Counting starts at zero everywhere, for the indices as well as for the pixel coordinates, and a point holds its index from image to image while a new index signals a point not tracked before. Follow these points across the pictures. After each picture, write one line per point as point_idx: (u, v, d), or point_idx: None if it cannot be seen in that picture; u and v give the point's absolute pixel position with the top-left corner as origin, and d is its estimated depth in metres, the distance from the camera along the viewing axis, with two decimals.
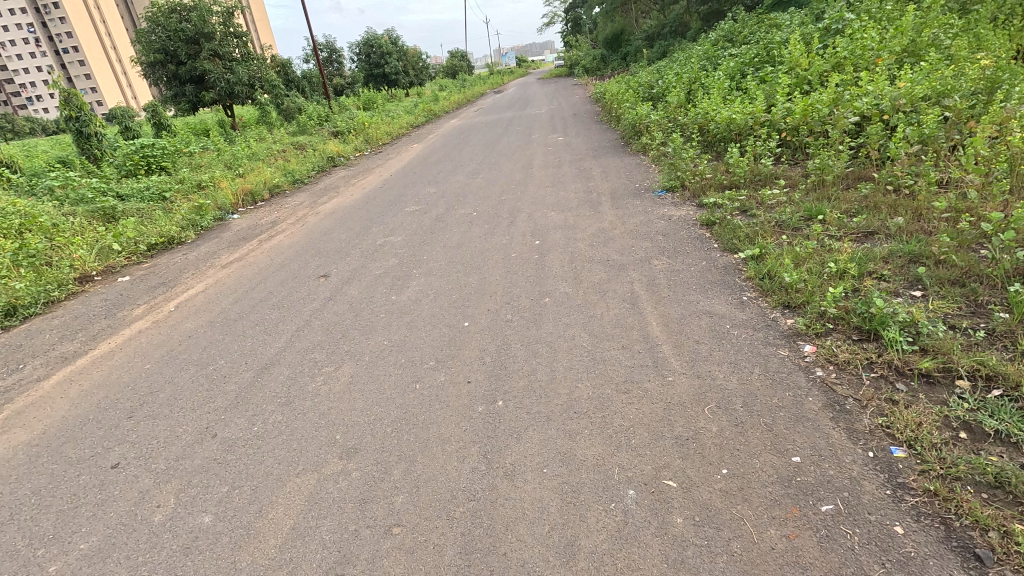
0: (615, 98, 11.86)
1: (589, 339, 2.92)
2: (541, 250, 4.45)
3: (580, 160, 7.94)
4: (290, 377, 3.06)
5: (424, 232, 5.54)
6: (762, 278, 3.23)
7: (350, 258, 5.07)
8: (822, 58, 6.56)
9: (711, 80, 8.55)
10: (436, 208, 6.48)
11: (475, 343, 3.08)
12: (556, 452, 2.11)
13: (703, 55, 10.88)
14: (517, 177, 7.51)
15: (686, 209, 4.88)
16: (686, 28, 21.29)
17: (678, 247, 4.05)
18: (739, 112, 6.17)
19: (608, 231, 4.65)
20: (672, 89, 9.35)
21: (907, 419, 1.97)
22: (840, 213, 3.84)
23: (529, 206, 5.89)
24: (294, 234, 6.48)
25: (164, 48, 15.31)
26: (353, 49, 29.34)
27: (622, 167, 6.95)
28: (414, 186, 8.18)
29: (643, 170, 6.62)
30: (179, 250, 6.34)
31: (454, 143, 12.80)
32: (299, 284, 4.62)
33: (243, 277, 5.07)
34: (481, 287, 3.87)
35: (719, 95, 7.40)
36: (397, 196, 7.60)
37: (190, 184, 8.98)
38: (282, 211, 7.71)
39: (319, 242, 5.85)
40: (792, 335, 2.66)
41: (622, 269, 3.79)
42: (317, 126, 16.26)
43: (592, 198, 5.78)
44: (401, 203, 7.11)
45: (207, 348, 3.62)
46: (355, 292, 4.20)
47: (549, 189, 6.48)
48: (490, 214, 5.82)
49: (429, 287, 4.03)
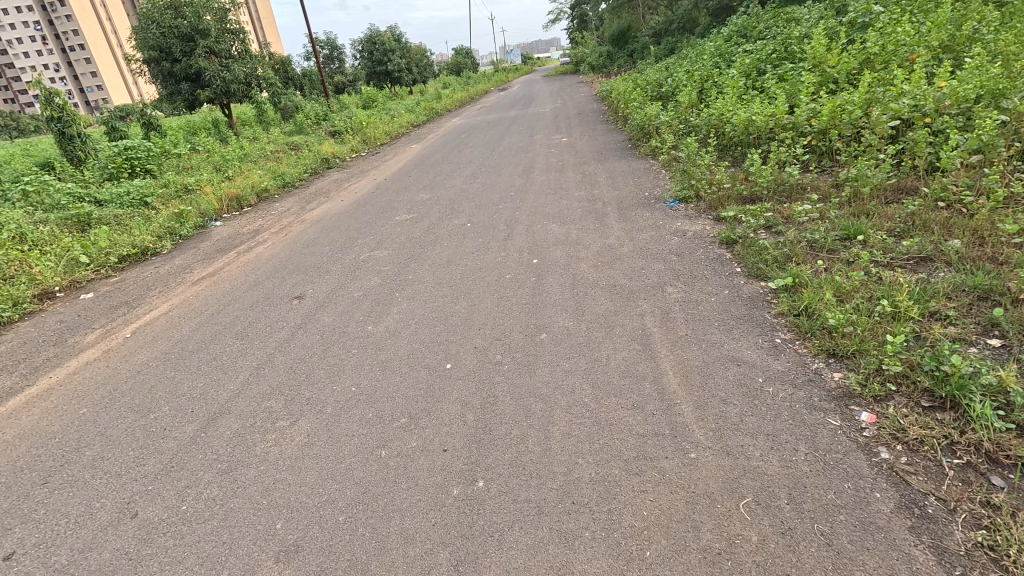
0: (622, 96, 11.35)
1: (591, 393, 2.43)
2: (540, 271, 3.95)
3: (585, 164, 7.42)
4: (238, 433, 2.58)
5: (413, 246, 5.06)
6: (799, 315, 2.73)
7: (329, 276, 4.59)
8: (848, 54, 6.03)
9: (725, 78, 8.03)
10: (429, 218, 6.00)
11: (457, 393, 2.59)
12: (548, 567, 1.63)
13: (715, 51, 10.32)
14: (517, 183, 7.01)
15: (701, 224, 4.38)
16: (694, 24, 20.72)
17: (694, 271, 3.55)
18: (759, 113, 5.66)
19: (615, 248, 4.15)
20: (683, 88, 8.83)
21: (1018, 540, 1.47)
22: (883, 233, 3.33)
23: (528, 217, 5.38)
24: (276, 245, 6.02)
25: (158, 45, 14.89)
26: (355, 47, 28.90)
27: (630, 173, 6.44)
28: (408, 191, 7.69)
29: (653, 176, 6.12)
30: (151, 263, 5.89)
31: (454, 143, 12.30)
32: (269, 307, 4.15)
33: (212, 297, 4.60)
34: (468, 317, 3.39)
35: (735, 94, 6.90)
36: (389, 203, 7.12)
37: (174, 188, 8.54)
38: (268, 219, 7.25)
39: (299, 256, 5.39)
40: (842, 395, 2.16)
41: (631, 298, 3.30)
42: (314, 126, 15.83)
43: (598, 208, 5.27)
44: (392, 211, 6.63)
45: (153, 389, 3.15)
46: (328, 320, 3.73)
47: (551, 197, 5.97)
48: (485, 226, 5.32)
49: (411, 315, 3.55)
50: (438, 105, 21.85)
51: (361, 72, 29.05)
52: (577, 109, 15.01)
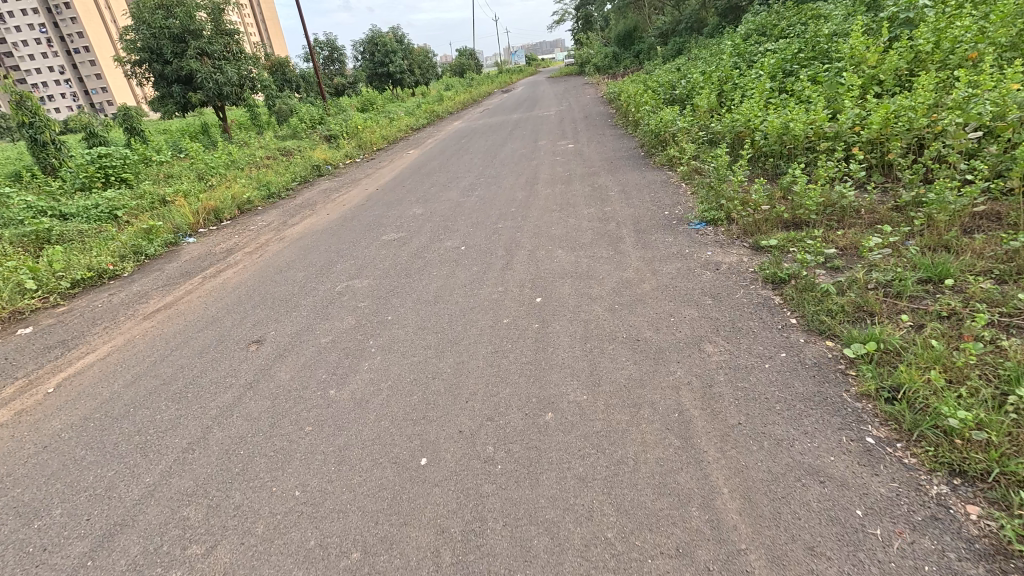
0: (632, 99, 10.68)
1: (615, 524, 1.74)
2: (544, 315, 3.26)
3: (594, 175, 6.72)
4: (133, 565, 1.90)
5: (397, 274, 4.38)
6: (894, 401, 2.03)
7: (297, 314, 3.92)
8: (894, 52, 5.35)
9: (747, 79, 7.35)
10: (419, 239, 5.31)
11: (431, 511, 1.91)
12: None
13: (733, 51, 9.63)
14: (519, 197, 6.31)
15: (736, 256, 3.68)
16: (703, 24, 19.99)
17: (737, 321, 2.84)
18: (795, 120, 4.98)
19: (635, 285, 3.46)
20: (700, 91, 8.13)
21: None
22: (980, 278, 2.64)
23: (531, 240, 4.70)
24: (247, 268, 5.35)
25: (148, 46, 14.29)
26: (356, 48, 28.36)
27: (646, 187, 5.74)
28: (399, 203, 7.03)
29: (671, 190, 5.44)
30: (108, 289, 5.24)
31: (454, 148, 11.65)
32: (221, 354, 3.47)
33: (160, 338, 3.93)
34: (454, 381, 2.70)
35: (762, 98, 6.22)
36: (378, 218, 6.45)
37: (148, 200, 7.91)
38: (244, 236, 6.59)
39: (270, 284, 4.72)
40: (993, 553, 1.46)
41: (659, 359, 2.60)
42: (309, 129, 15.21)
43: (610, 231, 4.58)
44: (380, 229, 5.95)
45: (53, 477, 2.48)
46: (285, 377, 3.05)
47: (557, 215, 5.28)
48: (481, 251, 4.63)
49: (384, 375, 2.87)
50: (438, 107, 21.17)
51: (361, 74, 28.42)
52: (583, 112, 14.30)
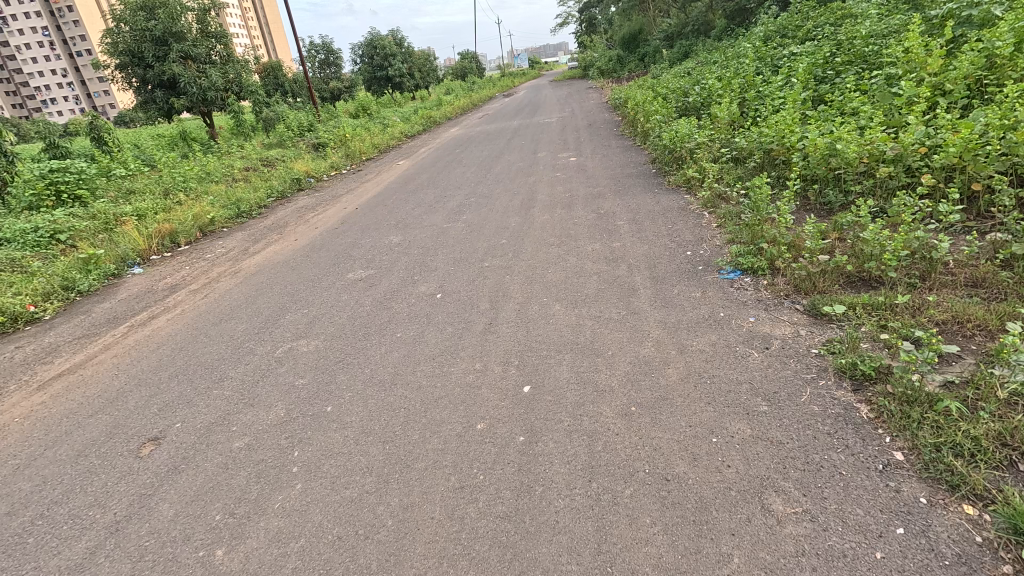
0: (641, 106, 9.81)
1: None
2: (533, 418, 2.37)
3: (599, 198, 5.84)
4: None
5: (355, 335, 3.51)
6: None
7: (218, 395, 3.04)
8: (960, 56, 4.48)
9: (773, 87, 6.49)
10: (389, 280, 4.43)
11: None
12: None
13: (753, 54, 8.74)
14: (511, 224, 5.43)
15: (789, 325, 2.78)
16: (710, 26, 19.11)
17: (810, 450, 1.95)
18: (845, 140, 4.10)
19: (656, 371, 2.57)
20: (718, 100, 7.27)
21: None
22: None
23: (522, 288, 3.81)
24: (184, 314, 4.47)
25: (128, 49, 13.48)
26: (353, 52, 27.60)
27: (660, 217, 4.84)
28: (377, 228, 6.15)
29: (691, 222, 4.56)
30: (16, 340, 4.35)
31: (447, 159, 10.80)
32: (99, 460, 2.60)
33: (42, 423, 3.05)
34: (394, 547, 1.82)
35: (797, 110, 5.33)
36: (349, 248, 5.57)
37: (99, 222, 7.07)
38: (196, 268, 5.72)
39: (202, 341, 3.84)
40: None
41: (702, 526, 1.70)
42: (297, 137, 14.40)
43: (621, 279, 3.68)
44: (348, 264, 5.07)
45: None
46: (167, 515, 2.16)
47: (555, 253, 4.38)
48: (461, 301, 3.75)
49: (298, 525, 1.99)
50: (435, 113, 20.33)
51: (360, 78, 27.65)
52: (586, 120, 13.39)
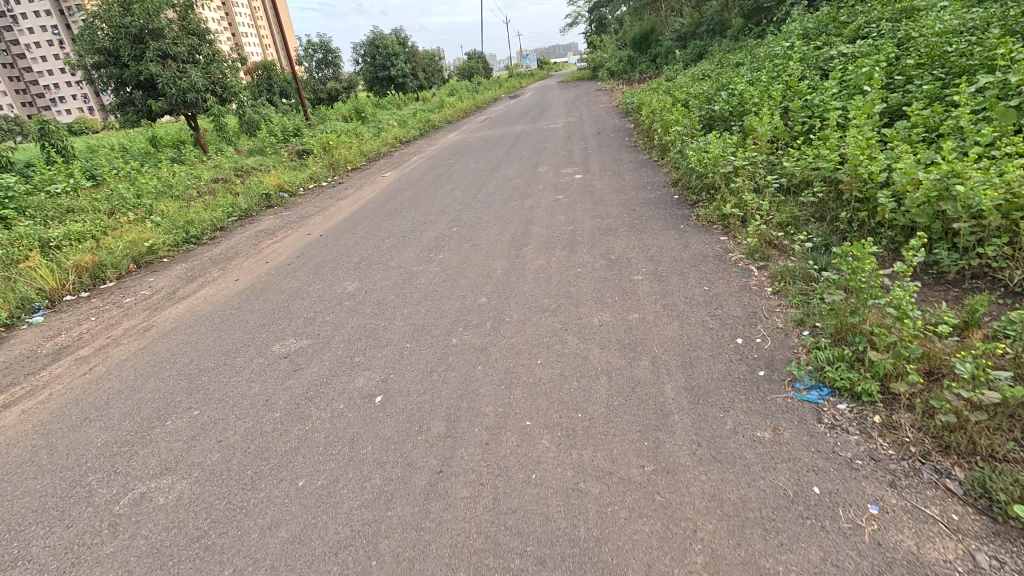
0: (658, 112, 8.60)
1: None
2: None
3: (609, 235, 4.64)
4: None
5: (244, 476, 2.33)
6: None
7: None
8: None
9: (826, 94, 5.28)
10: (323, 362, 3.26)
11: None
12: None
13: (790, 55, 7.51)
14: (497, 272, 4.25)
15: (951, 538, 1.56)
16: (726, 25, 17.95)
17: None
18: (966, 177, 2.90)
19: None
20: (753, 110, 6.07)
21: None
22: None
23: (498, 394, 2.62)
24: (47, 404, 3.29)
25: (103, 47, 12.35)
26: (355, 50, 26.47)
27: (691, 273, 3.63)
28: (334, 268, 4.97)
29: (734, 284, 3.36)
30: None
31: (438, 171, 9.64)
32: None
33: None
34: None
35: (869, 126, 4.13)
36: (291, 300, 4.39)
37: (14, 250, 5.92)
38: (104, 321, 4.56)
39: (37, 465, 2.65)
40: None
41: None
42: (282, 143, 13.31)
43: (642, 390, 2.48)
44: (282, 326, 3.89)
45: None
46: None
47: (547, 329, 3.18)
48: (407, 415, 2.56)
49: None
50: (434, 115, 19.20)
51: (360, 77, 26.48)
52: (594, 126, 12.20)
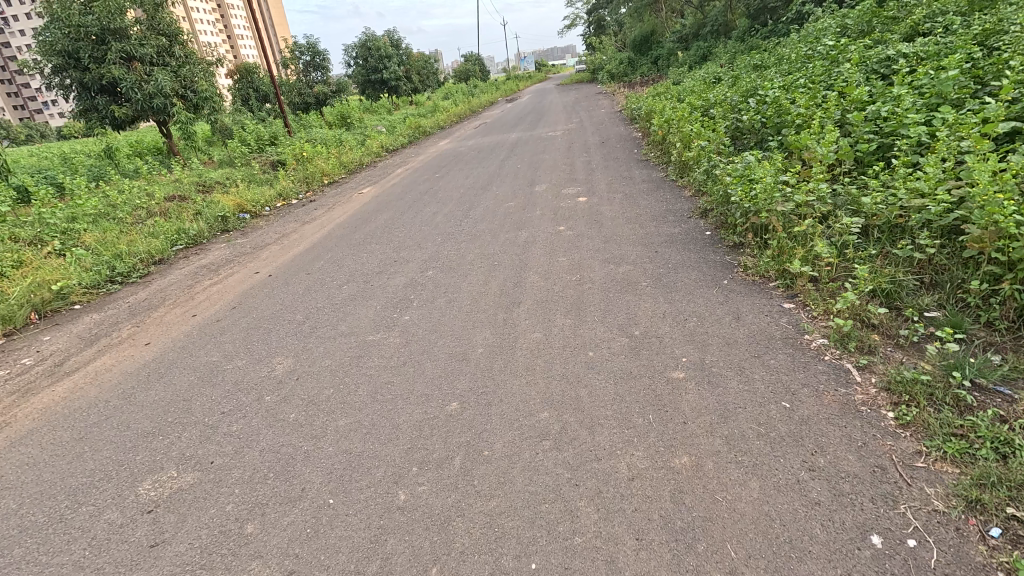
0: (674, 121, 7.50)
1: None
2: None
3: (628, 292, 3.50)
4: None
5: None
6: None
7: None
8: None
9: (899, 103, 4.17)
10: (201, 528, 2.10)
11: None
12: None
13: (832, 53, 6.41)
14: (478, 350, 3.09)
15: None
16: (731, 26, 17.00)
17: None
18: None
19: None
20: (799, 120, 4.95)
21: None
22: None
23: None
24: None
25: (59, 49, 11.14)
26: (348, 52, 25.38)
27: (757, 372, 2.48)
28: (270, 333, 3.81)
29: (828, 400, 2.22)
30: None
31: (423, 187, 8.48)
32: None
33: None
34: None
35: (987, 149, 3.00)
36: (199, 387, 3.22)
37: None
38: None
39: None
40: None
41: None
42: (257, 153, 12.16)
43: None
44: (168, 441, 2.72)
45: None
46: None
47: (548, 482, 2.03)
48: None
49: None
50: (424, 121, 17.96)
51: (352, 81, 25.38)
52: (598, 134, 11.10)
